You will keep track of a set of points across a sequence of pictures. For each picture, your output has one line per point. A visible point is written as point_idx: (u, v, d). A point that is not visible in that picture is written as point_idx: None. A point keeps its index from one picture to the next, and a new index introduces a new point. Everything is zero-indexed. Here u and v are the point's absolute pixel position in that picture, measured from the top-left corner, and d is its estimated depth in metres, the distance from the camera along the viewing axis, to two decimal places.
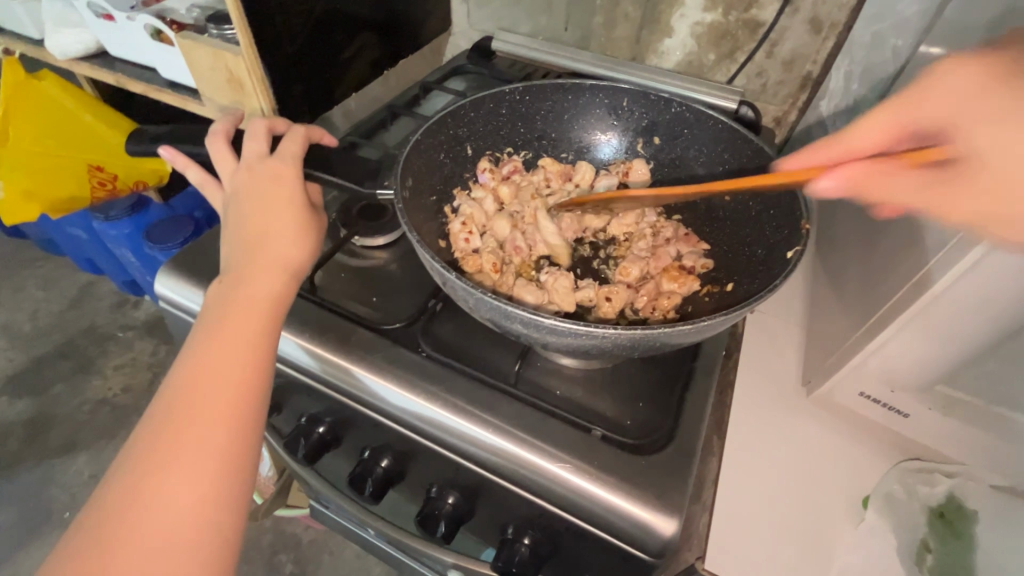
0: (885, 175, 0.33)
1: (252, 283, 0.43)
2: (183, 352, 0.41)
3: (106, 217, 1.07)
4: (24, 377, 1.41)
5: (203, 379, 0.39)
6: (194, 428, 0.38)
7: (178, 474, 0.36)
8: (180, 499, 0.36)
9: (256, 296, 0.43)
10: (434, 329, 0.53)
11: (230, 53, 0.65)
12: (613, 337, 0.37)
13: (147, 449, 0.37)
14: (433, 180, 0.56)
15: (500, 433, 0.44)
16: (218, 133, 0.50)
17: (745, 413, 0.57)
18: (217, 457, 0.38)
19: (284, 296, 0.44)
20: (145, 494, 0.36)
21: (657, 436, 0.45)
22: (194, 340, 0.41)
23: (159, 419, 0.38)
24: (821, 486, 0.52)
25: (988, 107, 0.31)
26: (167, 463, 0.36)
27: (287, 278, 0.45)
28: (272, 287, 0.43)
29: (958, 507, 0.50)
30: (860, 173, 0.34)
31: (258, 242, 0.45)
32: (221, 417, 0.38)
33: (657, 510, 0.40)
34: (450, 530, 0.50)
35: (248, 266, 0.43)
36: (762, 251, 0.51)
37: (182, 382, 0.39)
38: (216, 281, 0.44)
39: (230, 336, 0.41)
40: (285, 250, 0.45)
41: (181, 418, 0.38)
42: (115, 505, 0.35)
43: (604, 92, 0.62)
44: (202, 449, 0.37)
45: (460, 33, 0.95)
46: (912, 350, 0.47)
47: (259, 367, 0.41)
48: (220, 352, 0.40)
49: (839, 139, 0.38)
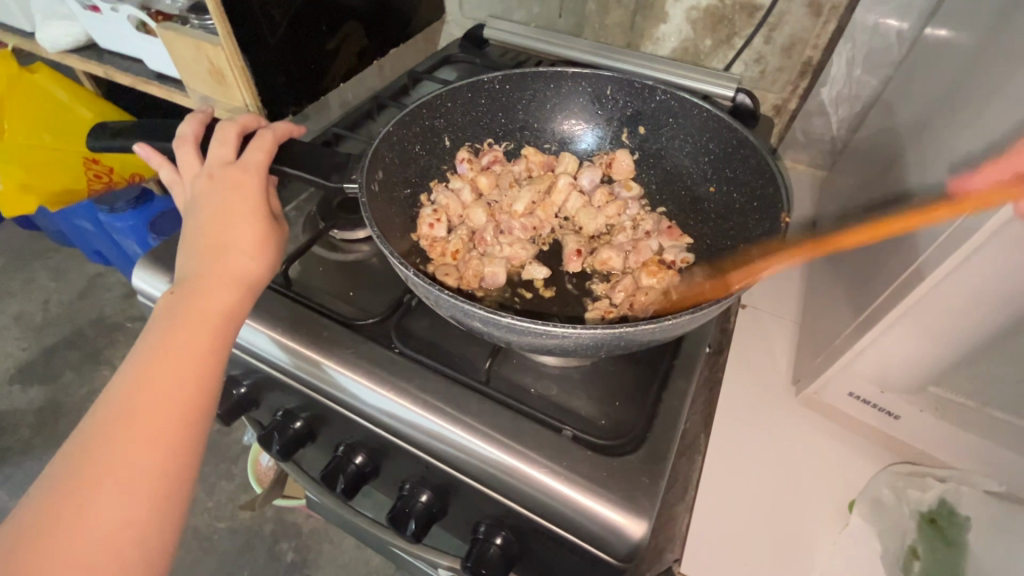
0: (1005, 192, 0.34)
1: (205, 295, 0.42)
2: (130, 361, 0.40)
3: (110, 208, 1.05)
4: (35, 365, 1.44)
5: (145, 393, 0.38)
6: (132, 444, 0.37)
7: (110, 493, 0.35)
8: (108, 519, 0.35)
9: (210, 309, 0.42)
10: (409, 324, 0.52)
11: (210, 44, 0.64)
12: (574, 337, 0.36)
13: (80, 463, 0.36)
14: (407, 172, 0.55)
15: (467, 432, 0.43)
16: (187, 137, 0.49)
17: (731, 412, 0.55)
18: (155, 474, 0.37)
19: (238, 311, 0.43)
20: (75, 509, 0.35)
21: (629, 437, 0.44)
22: (141, 351, 0.40)
23: (95, 431, 0.37)
24: (806, 489, 0.50)
25: None
26: (102, 479, 0.35)
27: (243, 293, 0.44)
28: (226, 301, 0.43)
29: (950, 513, 0.47)
30: (990, 193, 0.35)
31: (213, 254, 0.44)
32: (162, 436, 0.38)
33: (625, 511, 0.39)
34: (420, 529, 0.49)
35: (203, 278, 0.43)
36: (744, 244, 0.50)
37: (125, 394, 0.38)
38: (169, 290, 0.43)
39: (179, 350, 0.40)
40: (240, 264, 0.44)
41: (119, 434, 0.37)
42: (38, 522, 0.34)
43: (587, 80, 0.60)
44: (138, 469, 0.36)
45: (453, 21, 0.93)
46: (901, 351, 0.45)
47: (208, 386, 0.40)
48: (167, 367, 0.39)
49: (905, 141, 0.41)
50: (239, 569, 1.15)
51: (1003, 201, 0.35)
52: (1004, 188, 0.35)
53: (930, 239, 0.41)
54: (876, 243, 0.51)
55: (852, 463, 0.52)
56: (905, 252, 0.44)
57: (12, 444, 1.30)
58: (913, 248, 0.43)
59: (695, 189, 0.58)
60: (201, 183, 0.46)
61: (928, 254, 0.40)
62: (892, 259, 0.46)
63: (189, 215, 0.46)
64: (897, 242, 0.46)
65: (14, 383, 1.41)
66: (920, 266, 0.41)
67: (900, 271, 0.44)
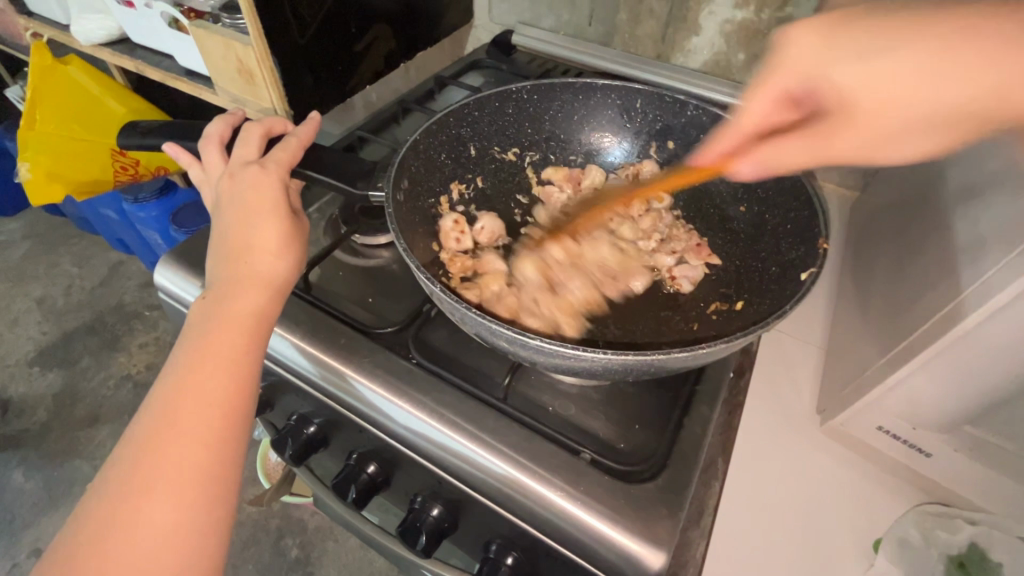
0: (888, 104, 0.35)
1: (235, 297, 0.42)
2: (164, 370, 0.40)
3: (134, 199, 1.13)
4: (55, 349, 1.46)
5: (180, 399, 0.38)
6: (169, 450, 0.36)
7: (153, 499, 0.35)
8: (154, 528, 0.34)
9: (239, 311, 0.41)
10: (427, 335, 0.52)
11: (240, 43, 0.64)
12: (603, 361, 0.35)
13: (124, 473, 0.35)
14: (431, 181, 0.54)
15: (491, 452, 0.42)
16: (213, 137, 0.49)
17: (754, 439, 0.54)
18: (193, 481, 0.36)
19: (267, 313, 0.43)
20: (121, 518, 0.34)
21: (650, 463, 0.43)
22: (176, 358, 0.40)
23: (135, 438, 0.37)
24: (831, 525, 0.49)
25: (840, 40, 0.36)
26: (143, 487, 0.35)
27: (272, 294, 0.43)
28: (255, 302, 0.42)
29: (980, 558, 0.46)
30: (765, 151, 0.40)
31: (242, 256, 0.43)
32: (196, 440, 0.37)
33: (648, 542, 0.38)
34: (430, 544, 0.48)
35: (232, 281, 0.42)
36: (776, 269, 0.48)
37: (161, 402, 0.38)
38: (201, 297, 0.43)
39: (211, 355, 0.40)
40: (268, 266, 0.44)
41: (158, 442, 0.36)
42: (86, 535, 0.34)
43: (617, 92, 0.59)
44: (179, 476, 0.36)
45: (481, 26, 0.92)
46: (937, 389, 0.44)
47: (242, 389, 0.40)
48: (201, 372, 0.39)
49: (732, 122, 0.42)
50: (244, 563, 1.15)
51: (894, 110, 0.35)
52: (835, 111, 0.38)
53: (976, 275, 0.39)
54: (913, 273, 0.49)
55: (878, 500, 0.50)
56: (945, 286, 0.42)
57: (29, 426, 1.32)
58: (956, 284, 0.41)
59: (725, 208, 0.56)
60: (224, 186, 0.46)
61: (972, 290, 0.39)
62: (931, 292, 0.44)
63: (216, 218, 0.46)
64: (938, 273, 0.45)
65: (33, 366, 1.43)
66: (962, 302, 0.40)
67: (941, 304, 0.42)
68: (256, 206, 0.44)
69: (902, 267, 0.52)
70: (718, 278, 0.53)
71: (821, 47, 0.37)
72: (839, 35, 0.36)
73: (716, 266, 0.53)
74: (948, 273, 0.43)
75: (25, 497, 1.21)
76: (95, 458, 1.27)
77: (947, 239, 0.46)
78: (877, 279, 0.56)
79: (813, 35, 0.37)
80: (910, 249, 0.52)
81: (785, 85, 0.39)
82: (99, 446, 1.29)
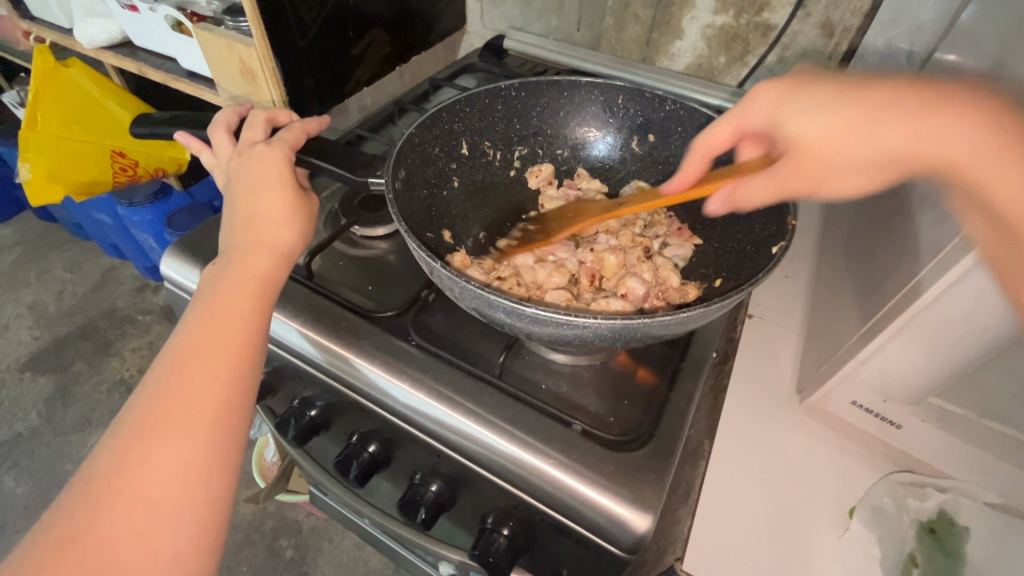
0: (742, 185, 0.42)
1: (242, 262, 0.44)
2: (177, 329, 0.42)
3: (129, 202, 1.14)
4: (46, 354, 1.46)
5: (194, 354, 0.40)
6: (184, 400, 0.38)
7: (169, 443, 0.37)
8: (166, 472, 0.36)
9: (247, 276, 0.44)
10: (425, 320, 0.54)
11: (243, 45, 0.67)
12: (593, 327, 0.38)
13: (138, 419, 0.38)
14: (427, 173, 0.56)
15: (486, 424, 0.45)
16: (221, 123, 0.51)
17: (735, 417, 0.57)
18: (206, 429, 0.38)
19: (274, 278, 0.45)
20: (136, 461, 0.36)
21: (635, 434, 0.45)
22: (189, 317, 0.42)
23: (151, 390, 0.39)
24: (810, 495, 0.51)
25: (802, 96, 0.40)
26: (161, 431, 0.37)
27: (278, 261, 0.46)
28: (261, 267, 0.45)
29: (949, 523, 0.48)
30: (731, 194, 0.43)
31: (252, 225, 0.46)
32: (210, 391, 0.39)
33: (633, 505, 0.40)
34: (431, 518, 0.51)
35: (241, 248, 0.45)
36: (750, 248, 0.51)
37: (174, 358, 0.40)
38: (211, 264, 0.46)
39: (221, 315, 0.42)
40: (275, 235, 0.46)
41: (173, 393, 0.38)
42: (104, 475, 0.36)
43: (599, 90, 0.62)
44: (190, 425, 0.38)
45: (474, 32, 0.96)
46: (904, 363, 0.47)
47: (251, 348, 0.42)
48: (212, 330, 0.41)
49: (698, 140, 0.44)
50: (238, 564, 1.15)
51: (745, 200, 0.42)
52: (741, 183, 0.42)
53: (933, 252, 0.43)
54: (884, 255, 0.52)
55: (854, 472, 0.53)
56: (909, 266, 0.46)
57: (21, 430, 1.32)
58: (918, 262, 0.44)
59: (704, 195, 0.59)
60: (233, 165, 0.48)
61: (929, 268, 0.42)
62: (898, 270, 0.48)
63: (225, 194, 0.48)
64: (905, 254, 0.48)
65: (25, 370, 1.43)
66: (922, 279, 0.43)
67: (905, 282, 0.45)
68: (263, 180, 0.47)
69: (873, 255, 0.55)
70: (700, 260, 0.56)
71: (780, 99, 0.40)
72: (804, 94, 0.40)
73: (698, 247, 0.57)
74: (913, 254, 0.46)
75: (18, 500, 1.21)
76: None
77: (912, 227, 0.49)
78: (852, 265, 0.60)
79: (772, 95, 0.41)
80: (878, 239, 0.56)
81: (740, 125, 0.43)
82: (92, 449, 1.29)
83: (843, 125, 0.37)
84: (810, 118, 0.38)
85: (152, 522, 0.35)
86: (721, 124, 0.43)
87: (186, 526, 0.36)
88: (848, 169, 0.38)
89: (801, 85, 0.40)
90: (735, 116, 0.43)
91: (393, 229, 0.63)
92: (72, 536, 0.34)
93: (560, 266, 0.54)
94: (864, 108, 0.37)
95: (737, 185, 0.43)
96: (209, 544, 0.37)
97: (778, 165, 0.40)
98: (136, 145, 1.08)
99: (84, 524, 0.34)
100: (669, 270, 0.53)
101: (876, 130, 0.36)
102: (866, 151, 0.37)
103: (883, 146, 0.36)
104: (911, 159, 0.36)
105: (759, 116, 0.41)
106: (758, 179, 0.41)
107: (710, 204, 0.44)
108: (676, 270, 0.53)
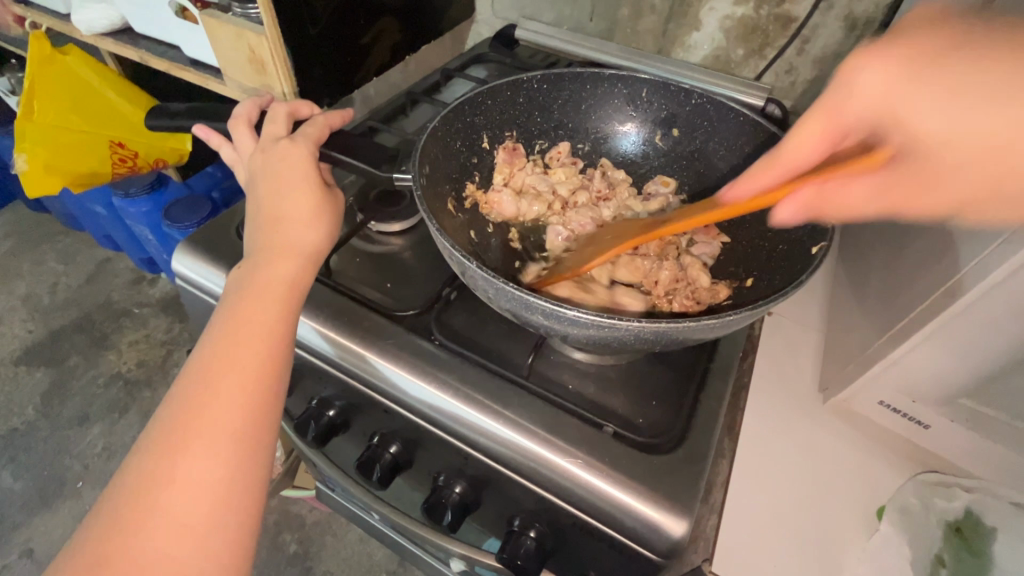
0: (830, 188, 0.36)
1: (268, 266, 0.43)
2: (202, 338, 0.41)
3: (125, 193, 1.11)
4: (41, 348, 1.43)
5: (222, 362, 0.39)
6: (212, 409, 0.37)
7: (198, 455, 0.36)
8: (194, 485, 0.35)
9: (273, 279, 0.43)
10: (447, 319, 0.53)
11: (252, 32, 0.65)
12: (636, 329, 0.37)
13: (165, 431, 0.36)
14: (449, 168, 0.55)
15: (516, 428, 0.44)
16: (241, 117, 0.50)
17: (759, 416, 0.56)
18: (234, 440, 0.37)
19: (300, 282, 0.44)
20: (165, 474, 0.35)
21: (668, 437, 0.45)
22: (215, 324, 0.41)
23: (179, 399, 0.38)
24: (837, 496, 0.51)
25: (922, 80, 0.30)
26: (189, 443, 0.36)
27: (304, 263, 0.44)
28: (288, 271, 0.43)
29: (976, 523, 0.48)
30: (809, 197, 0.37)
31: (277, 226, 0.45)
32: (237, 399, 0.38)
33: (668, 510, 0.40)
34: (456, 520, 0.50)
35: (267, 251, 0.44)
36: (783, 247, 0.50)
37: (201, 365, 0.39)
38: (237, 267, 0.45)
39: (248, 321, 0.41)
40: (301, 235, 0.45)
41: (201, 402, 0.37)
42: (132, 489, 0.35)
43: (623, 82, 0.61)
44: (219, 436, 0.37)
45: (483, 21, 0.93)
46: (935, 362, 0.47)
47: (277, 354, 0.41)
48: (238, 337, 0.40)
49: (778, 155, 0.37)
50: None
51: (829, 204, 0.36)
52: (829, 186, 0.36)
53: (972, 253, 0.42)
54: (912, 253, 0.52)
55: (879, 471, 0.53)
56: (942, 267, 0.45)
57: (17, 425, 1.30)
58: (954, 262, 0.44)
59: None
60: (256, 161, 0.47)
61: (970, 267, 0.41)
62: (929, 270, 0.47)
63: (249, 193, 0.47)
64: (933, 254, 0.48)
65: (19, 365, 1.40)
66: (960, 279, 0.42)
67: (939, 282, 0.45)
68: (288, 177, 0.46)
69: (898, 254, 0.55)
70: (727, 258, 0.55)
71: (887, 79, 0.31)
72: (918, 79, 0.30)
73: (725, 245, 0.56)
74: (944, 254, 0.46)
75: (15, 497, 1.19)
76: (87, 457, 1.26)
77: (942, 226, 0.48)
78: (875, 262, 0.59)
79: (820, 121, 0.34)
80: (901, 236, 0.55)
81: (835, 127, 0.34)
82: (91, 445, 1.27)
83: (953, 124, 0.30)
84: (939, 109, 0.30)
85: (180, 538, 0.34)
86: (808, 124, 0.34)
87: (215, 541, 0.35)
88: (947, 164, 0.31)
89: (912, 64, 0.30)
90: (829, 109, 0.33)
91: (410, 224, 0.61)
92: (98, 555, 0.33)
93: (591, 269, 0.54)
94: (962, 76, 0.29)
95: (819, 187, 0.36)
96: (239, 562, 0.36)
97: (881, 176, 0.34)
98: (136, 135, 1.05)
99: (112, 542, 0.33)
100: (698, 269, 0.52)
101: (953, 107, 0.30)
102: (974, 139, 0.30)
103: (960, 129, 0.30)
104: (1001, 154, 0.29)
105: (856, 111, 0.32)
106: (861, 175, 0.35)
107: (777, 212, 0.38)
108: (705, 269, 0.52)
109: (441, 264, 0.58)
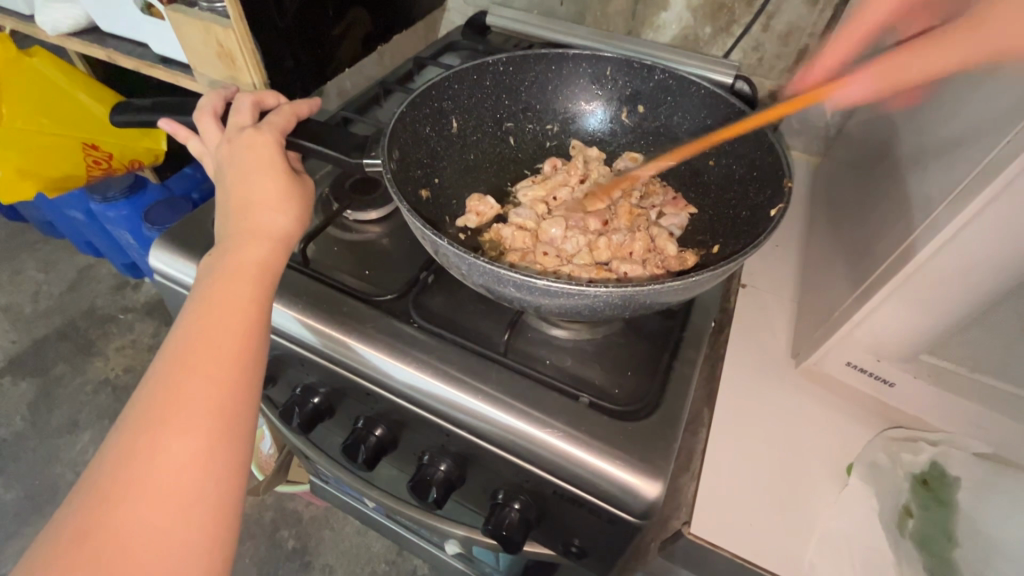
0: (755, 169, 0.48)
1: (241, 249, 0.44)
2: (177, 322, 0.41)
3: (102, 197, 1.09)
4: (26, 358, 1.42)
5: (198, 345, 0.39)
6: (190, 391, 0.38)
7: (178, 434, 0.36)
8: (174, 463, 0.36)
9: (245, 262, 0.43)
10: (425, 301, 0.54)
11: (219, 26, 0.65)
12: (604, 296, 0.38)
13: (145, 411, 0.37)
14: (420, 154, 0.55)
15: (493, 402, 0.45)
16: (206, 109, 0.50)
17: (733, 384, 0.58)
18: (214, 420, 0.38)
19: (272, 264, 0.44)
20: (144, 452, 0.36)
21: (643, 404, 0.46)
22: (188, 309, 0.41)
23: (157, 380, 0.38)
24: (809, 456, 0.52)
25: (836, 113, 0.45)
26: (168, 422, 0.37)
27: (276, 247, 0.45)
28: (260, 254, 0.44)
29: (941, 474, 0.50)
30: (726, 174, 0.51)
31: (247, 211, 0.45)
32: (216, 380, 0.39)
33: (641, 473, 0.41)
34: (442, 496, 0.51)
35: (238, 236, 0.44)
36: (746, 213, 0.52)
37: (177, 348, 0.39)
38: (208, 253, 0.45)
39: (221, 305, 0.41)
40: (270, 219, 0.45)
41: (178, 384, 0.38)
42: (113, 468, 0.35)
43: (587, 61, 0.62)
44: (198, 415, 0.37)
45: (454, 9, 0.94)
46: (895, 320, 0.48)
47: (252, 335, 0.41)
48: (213, 320, 0.41)
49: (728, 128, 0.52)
50: (240, 557, 1.15)
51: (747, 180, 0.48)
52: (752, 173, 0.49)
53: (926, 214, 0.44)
54: (875, 215, 0.53)
55: (849, 430, 0.55)
56: (901, 229, 0.47)
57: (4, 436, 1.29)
58: (909, 225, 0.45)
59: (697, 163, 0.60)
60: (223, 151, 0.47)
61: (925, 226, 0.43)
62: (890, 234, 0.49)
63: (218, 182, 0.48)
64: (897, 214, 0.49)
65: (4, 376, 1.38)
66: (916, 239, 0.44)
67: (898, 244, 0.46)
68: (254, 164, 0.46)
69: (864, 216, 0.56)
70: (695, 228, 0.56)
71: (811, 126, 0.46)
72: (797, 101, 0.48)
73: (694, 215, 0.57)
74: (901, 217, 0.47)
75: (7, 508, 1.19)
76: (78, 464, 1.25)
77: (901, 188, 0.49)
78: (842, 227, 0.61)
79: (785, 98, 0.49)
80: (867, 201, 0.57)
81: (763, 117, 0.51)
82: (82, 452, 1.27)
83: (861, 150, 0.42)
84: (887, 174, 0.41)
85: (165, 514, 0.35)
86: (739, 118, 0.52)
87: (200, 515, 0.36)
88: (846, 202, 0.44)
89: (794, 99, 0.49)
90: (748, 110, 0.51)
91: (387, 212, 0.62)
92: (82, 532, 0.33)
93: (563, 249, 0.54)
94: None
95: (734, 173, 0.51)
96: (223, 535, 0.37)
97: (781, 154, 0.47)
98: (108, 135, 1.04)
99: (92, 522, 0.34)
100: (666, 239, 0.53)
101: None
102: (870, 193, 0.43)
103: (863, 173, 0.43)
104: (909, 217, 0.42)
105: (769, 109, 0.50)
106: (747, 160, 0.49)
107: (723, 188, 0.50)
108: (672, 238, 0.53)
109: (417, 248, 0.59)
